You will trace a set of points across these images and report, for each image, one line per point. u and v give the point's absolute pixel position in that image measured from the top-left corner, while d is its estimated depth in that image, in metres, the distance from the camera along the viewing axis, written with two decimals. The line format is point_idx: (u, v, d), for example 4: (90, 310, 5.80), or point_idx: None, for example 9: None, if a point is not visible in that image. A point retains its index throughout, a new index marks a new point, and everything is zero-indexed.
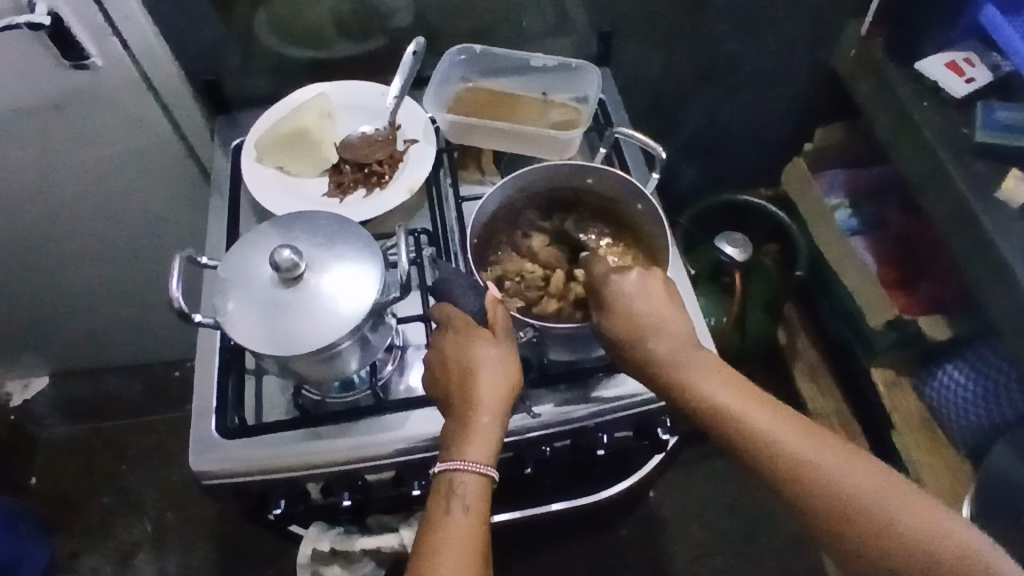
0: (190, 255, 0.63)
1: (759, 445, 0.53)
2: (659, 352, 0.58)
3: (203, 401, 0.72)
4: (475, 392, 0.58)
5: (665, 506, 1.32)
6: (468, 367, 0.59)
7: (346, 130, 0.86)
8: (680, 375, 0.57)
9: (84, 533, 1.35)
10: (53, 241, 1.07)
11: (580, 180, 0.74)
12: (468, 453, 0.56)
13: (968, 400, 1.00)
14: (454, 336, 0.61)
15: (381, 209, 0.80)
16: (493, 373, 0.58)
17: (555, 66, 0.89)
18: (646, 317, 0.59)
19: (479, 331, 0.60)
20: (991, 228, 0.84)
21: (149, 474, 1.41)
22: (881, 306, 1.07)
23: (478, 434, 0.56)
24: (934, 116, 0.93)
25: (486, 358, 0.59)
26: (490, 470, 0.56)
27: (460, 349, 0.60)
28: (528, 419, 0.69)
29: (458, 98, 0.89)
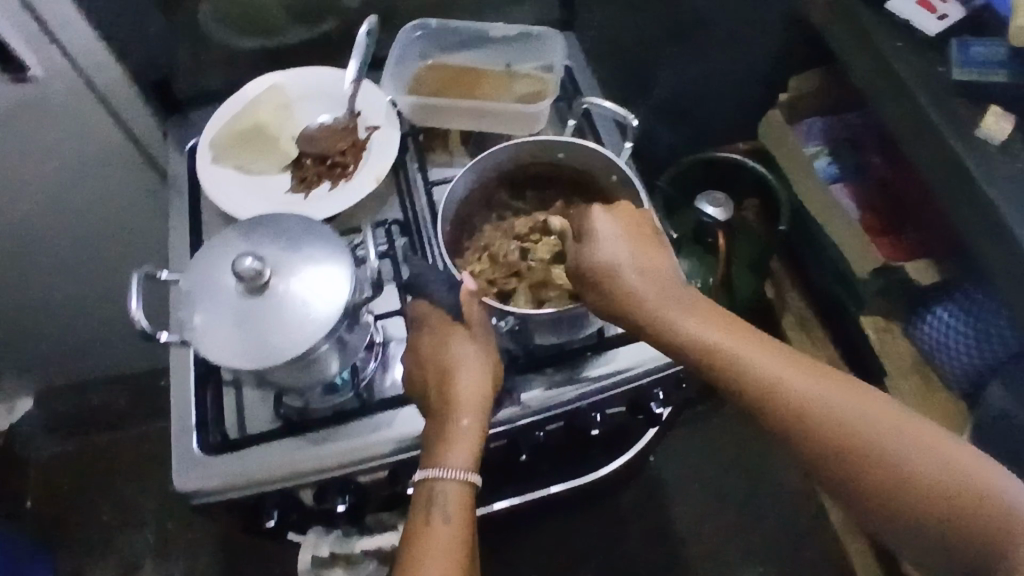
0: (148, 271, 0.61)
1: (743, 373, 0.51)
2: (638, 292, 0.56)
3: (183, 418, 0.69)
4: (453, 393, 0.56)
5: (666, 470, 1.32)
6: (445, 367, 0.57)
7: (305, 121, 0.82)
8: (657, 314, 0.55)
9: (86, 551, 1.34)
10: (16, 263, 1.03)
11: (551, 155, 0.71)
12: (448, 459, 0.55)
13: (960, 342, 0.98)
14: (429, 335, 0.59)
15: (348, 201, 0.76)
16: (469, 370, 0.57)
17: (516, 35, 0.85)
18: (621, 258, 0.57)
19: (455, 328, 0.59)
20: (973, 168, 0.82)
21: (145, 485, 1.39)
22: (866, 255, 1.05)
23: (459, 438, 0.55)
24: (908, 56, 0.90)
25: (463, 356, 0.57)
26: (470, 475, 0.55)
27: (437, 350, 0.58)
28: (517, 408, 0.68)
29: (418, 77, 0.85)
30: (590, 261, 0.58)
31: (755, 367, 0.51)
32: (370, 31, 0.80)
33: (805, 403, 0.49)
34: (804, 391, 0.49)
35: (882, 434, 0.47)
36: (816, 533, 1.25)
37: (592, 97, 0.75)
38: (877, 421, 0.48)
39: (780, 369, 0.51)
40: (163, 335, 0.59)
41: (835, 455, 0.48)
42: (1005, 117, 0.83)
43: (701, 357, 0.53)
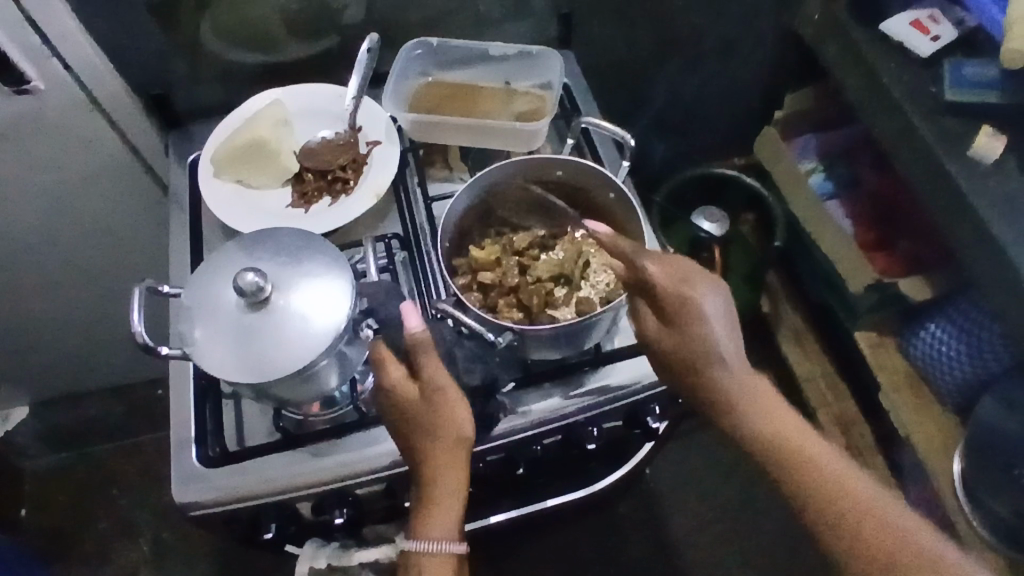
0: (151, 285, 0.62)
1: (804, 465, 0.56)
2: (719, 376, 0.58)
3: (182, 431, 0.70)
4: (434, 473, 0.60)
5: (662, 482, 1.33)
6: (417, 434, 0.60)
7: (305, 137, 0.84)
8: (723, 399, 0.58)
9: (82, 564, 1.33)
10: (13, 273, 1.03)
11: (550, 172, 0.71)
12: (427, 534, 0.59)
13: (954, 357, 0.99)
14: (387, 400, 0.61)
15: (347, 216, 0.78)
16: (448, 443, 0.60)
17: (516, 54, 0.87)
18: (712, 342, 0.58)
19: (411, 394, 0.60)
20: (966, 186, 0.83)
21: (141, 496, 1.39)
22: (861, 269, 1.06)
23: (441, 505, 0.60)
24: (902, 76, 0.92)
25: (438, 435, 0.60)
26: (455, 545, 0.60)
27: (399, 413, 0.60)
28: (515, 421, 0.69)
29: (418, 94, 0.86)
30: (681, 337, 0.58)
31: (811, 458, 0.56)
32: (372, 49, 0.81)
33: (835, 507, 0.54)
34: (848, 496, 0.54)
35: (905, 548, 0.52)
36: (811, 546, 1.25)
37: (589, 118, 0.76)
38: (902, 548, 0.52)
39: (834, 464, 0.56)
40: (164, 347, 0.59)
41: (861, 554, 0.52)
42: (997, 137, 0.85)
43: (764, 439, 0.57)
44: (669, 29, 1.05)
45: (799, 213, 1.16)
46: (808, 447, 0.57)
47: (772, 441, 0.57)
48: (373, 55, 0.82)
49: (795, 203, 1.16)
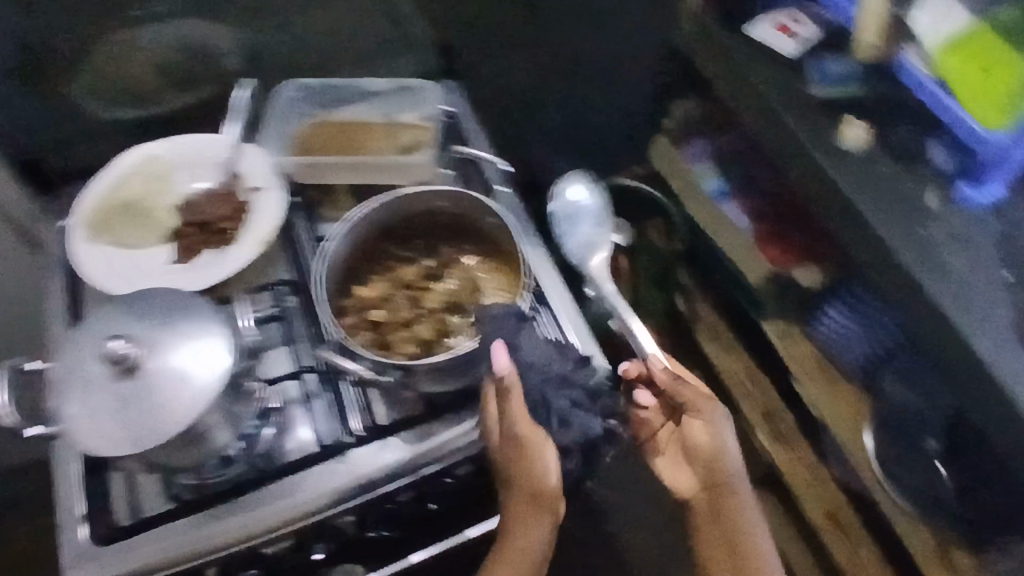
0: (18, 365, 0.59)
1: (745, 539, 0.72)
2: (726, 479, 0.75)
3: (70, 510, 0.66)
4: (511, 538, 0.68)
5: (602, 493, 1.33)
6: (528, 515, 0.68)
7: (182, 190, 0.81)
8: (722, 499, 0.74)
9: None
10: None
11: (428, 204, 0.72)
12: None
13: (851, 336, 1.04)
14: (522, 490, 0.68)
15: (231, 268, 0.74)
16: (529, 506, 0.68)
17: (395, 89, 0.89)
18: (722, 454, 0.75)
19: (543, 488, 0.68)
20: (836, 174, 0.87)
21: None
22: (754, 262, 1.13)
23: (512, 566, 0.67)
24: (770, 76, 0.96)
25: (528, 495, 0.67)
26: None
27: (527, 499, 0.68)
28: (422, 455, 0.68)
29: (299, 135, 0.85)
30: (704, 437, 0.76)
31: (759, 548, 0.72)
32: (250, 94, 0.86)
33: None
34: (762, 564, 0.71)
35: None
36: None
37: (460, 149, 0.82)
38: None
39: (759, 543, 0.73)
40: (30, 431, 0.59)
41: None
42: (862, 126, 0.89)
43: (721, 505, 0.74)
44: (548, 48, 1.07)
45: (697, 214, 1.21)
46: (752, 550, 0.72)
47: (728, 516, 0.73)
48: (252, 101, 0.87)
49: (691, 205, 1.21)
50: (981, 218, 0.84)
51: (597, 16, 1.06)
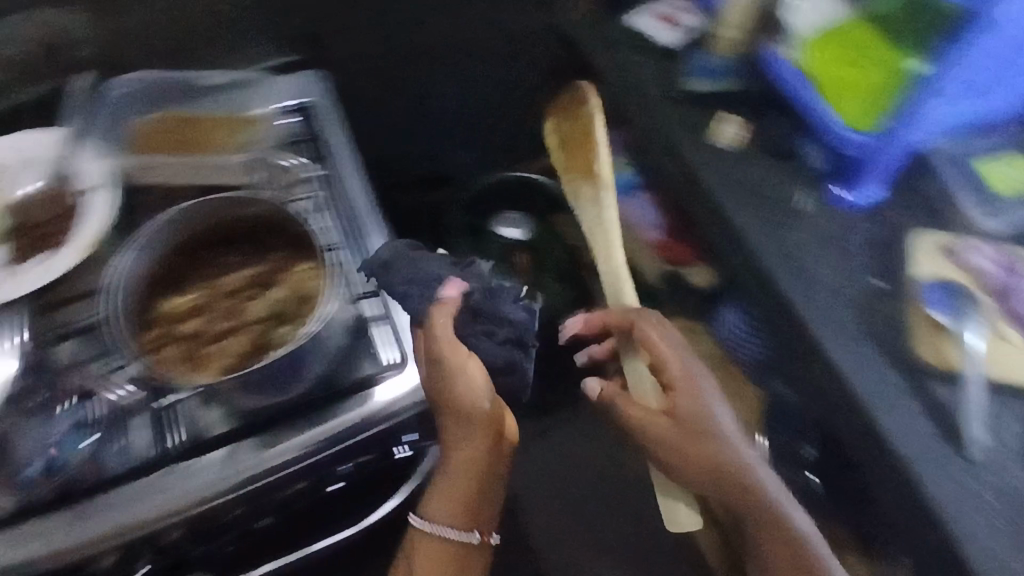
0: None
1: (767, 523, 0.72)
2: (725, 445, 0.73)
3: None
4: (499, 412, 0.68)
5: None
6: (501, 431, 0.68)
7: (4, 194, 0.74)
8: (732, 477, 0.72)
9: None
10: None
11: (242, 211, 0.68)
12: (435, 517, 0.69)
13: (742, 339, 1.01)
14: (459, 429, 0.66)
15: (48, 277, 0.69)
16: (486, 422, 0.66)
17: (230, 85, 0.84)
18: (712, 416, 0.74)
19: (489, 432, 0.67)
20: (710, 173, 0.82)
21: None
22: (650, 260, 1.11)
23: (455, 493, 0.68)
24: (652, 67, 0.91)
25: (458, 420, 0.65)
26: (467, 534, 0.70)
27: (465, 428, 0.66)
28: (222, 474, 0.64)
29: (135, 134, 0.79)
30: (704, 411, 0.74)
31: (776, 509, 0.72)
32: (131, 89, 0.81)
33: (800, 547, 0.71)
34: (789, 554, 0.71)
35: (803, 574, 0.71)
36: None
37: (291, 155, 0.79)
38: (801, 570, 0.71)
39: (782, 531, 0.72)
40: None
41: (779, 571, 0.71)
42: (738, 125, 0.86)
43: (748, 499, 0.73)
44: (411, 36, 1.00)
45: None
46: (775, 511, 0.72)
47: (772, 526, 0.72)
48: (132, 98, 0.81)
49: None
50: (853, 219, 0.80)
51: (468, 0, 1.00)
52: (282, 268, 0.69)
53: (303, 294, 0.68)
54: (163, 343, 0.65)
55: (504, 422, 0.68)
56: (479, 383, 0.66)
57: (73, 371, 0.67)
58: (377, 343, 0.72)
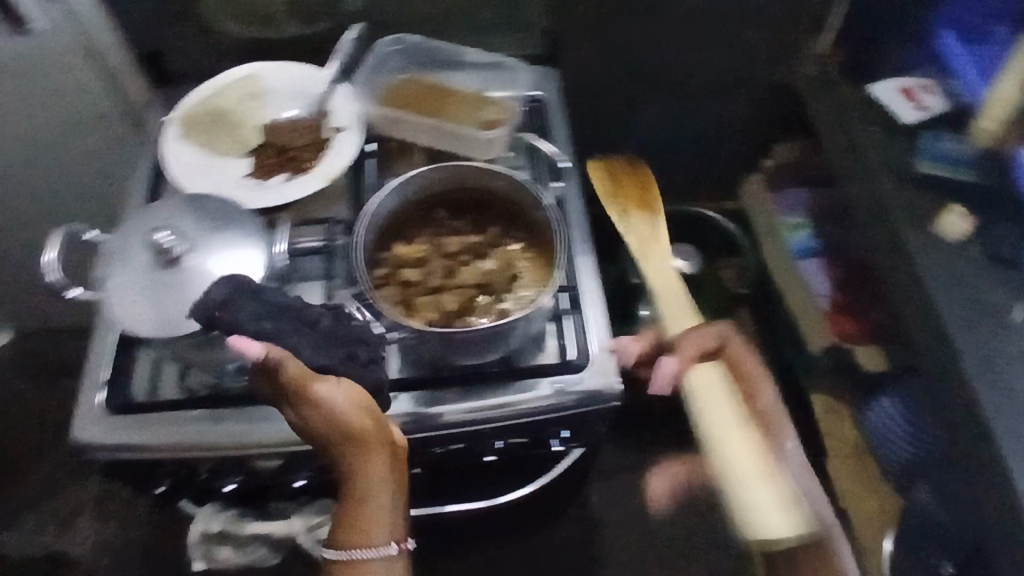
0: (73, 229, 0.64)
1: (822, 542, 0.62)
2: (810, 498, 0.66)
3: (95, 374, 0.72)
4: (349, 415, 0.55)
5: (605, 512, 1.25)
6: (371, 426, 0.56)
7: (272, 113, 0.83)
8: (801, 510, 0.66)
9: (3, 515, 1.30)
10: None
11: (488, 182, 0.74)
12: (364, 540, 0.55)
13: (897, 435, 0.99)
14: (342, 436, 0.55)
15: (293, 195, 0.76)
16: (349, 439, 0.55)
17: (488, 64, 0.87)
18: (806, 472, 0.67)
19: (359, 434, 0.55)
20: (922, 260, 0.83)
21: (61, 443, 1.36)
22: (819, 329, 1.10)
23: (364, 515, 0.55)
24: (884, 142, 0.92)
25: (336, 431, 0.54)
26: (389, 547, 0.56)
27: (336, 431, 0.55)
28: (403, 416, 0.69)
29: (392, 88, 0.85)
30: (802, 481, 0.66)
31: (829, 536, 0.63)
32: (400, 48, 0.87)
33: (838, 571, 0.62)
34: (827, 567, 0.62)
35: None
36: None
37: (531, 136, 0.83)
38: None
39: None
40: (71, 290, 0.61)
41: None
42: (965, 218, 0.84)
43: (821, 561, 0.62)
44: (648, 56, 1.05)
45: (771, 261, 1.20)
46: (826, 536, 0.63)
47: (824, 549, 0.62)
48: (401, 57, 0.88)
49: (768, 251, 1.20)
50: None
51: (710, 37, 1.04)
52: (502, 244, 0.74)
53: (515, 273, 0.72)
54: (386, 279, 0.70)
55: (365, 419, 0.56)
56: (348, 407, 0.55)
57: (303, 279, 0.75)
58: (551, 342, 0.74)
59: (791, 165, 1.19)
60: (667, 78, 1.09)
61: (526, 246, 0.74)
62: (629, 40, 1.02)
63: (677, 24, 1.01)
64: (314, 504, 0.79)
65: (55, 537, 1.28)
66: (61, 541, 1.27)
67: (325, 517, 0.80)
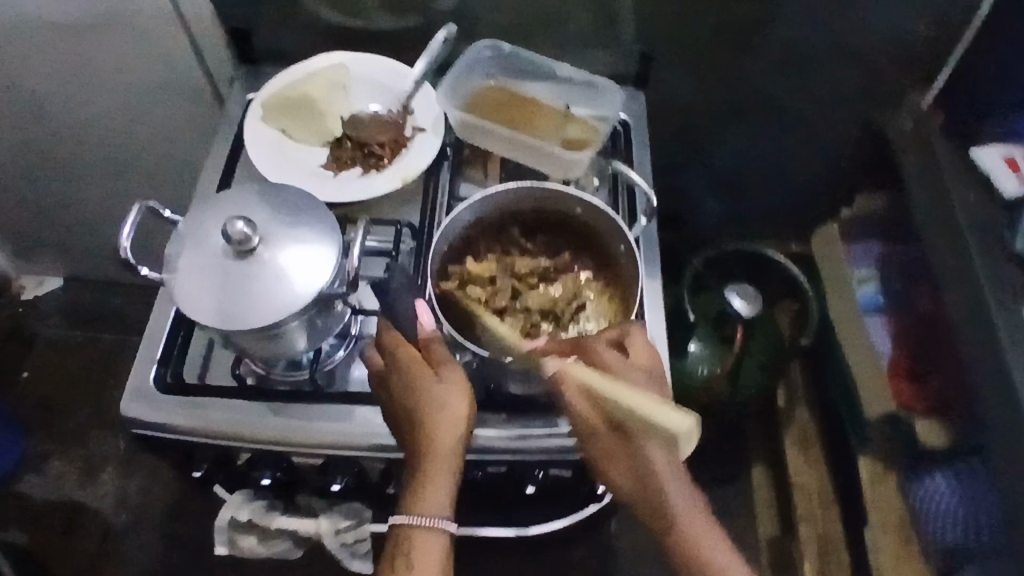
0: (151, 206, 0.62)
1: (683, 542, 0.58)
2: (668, 493, 0.57)
3: (149, 348, 0.71)
4: (441, 376, 0.61)
5: None
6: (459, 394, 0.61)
7: (356, 106, 0.83)
8: (658, 505, 0.58)
9: (36, 457, 1.32)
10: (29, 117, 1.03)
11: (569, 208, 0.71)
12: (426, 509, 0.59)
13: (949, 514, 0.97)
14: (423, 389, 0.60)
15: (367, 193, 0.77)
16: (426, 401, 0.60)
17: (580, 81, 0.83)
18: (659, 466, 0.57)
19: (429, 382, 0.60)
20: (1006, 341, 0.79)
21: (100, 393, 1.38)
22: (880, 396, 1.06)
23: (434, 492, 0.59)
24: (977, 209, 0.88)
25: (421, 393, 0.60)
26: (446, 522, 0.59)
27: (419, 393, 0.60)
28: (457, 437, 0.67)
29: (477, 93, 0.82)
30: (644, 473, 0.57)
31: (692, 531, 0.57)
32: (492, 55, 0.84)
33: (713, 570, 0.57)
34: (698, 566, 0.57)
35: None
36: None
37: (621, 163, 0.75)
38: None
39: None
40: (144, 268, 0.60)
41: None
42: None
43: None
44: (736, 88, 1.02)
45: (836, 316, 1.15)
46: (691, 532, 0.58)
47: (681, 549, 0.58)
48: (492, 62, 0.84)
49: (835, 304, 1.16)
50: None
51: (803, 76, 1.00)
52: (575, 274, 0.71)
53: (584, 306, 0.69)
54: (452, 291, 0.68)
55: (451, 388, 0.61)
56: (458, 405, 0.60)
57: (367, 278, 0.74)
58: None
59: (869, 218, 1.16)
60: (751, 113, 1.06)
61: (598, 279, 0.71)
62: (720, 71, 0.99)
63: (772, 60, 0.98)
64: (344, 508, 0.78)
65: (81, 486, 1.30)
66: (87, 490, 1.29)
67: (353, 522, 0.78)
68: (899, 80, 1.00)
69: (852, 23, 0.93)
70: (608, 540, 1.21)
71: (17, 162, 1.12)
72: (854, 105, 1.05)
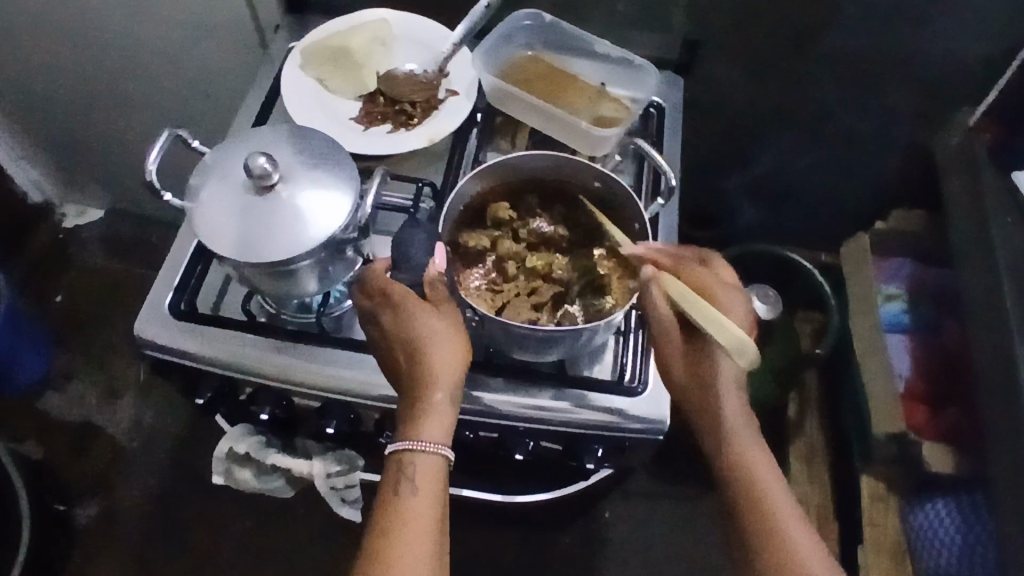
0: (181, 135, 0.64)
1: (741, 460, 0.61)
2: (728, 407, 0.62)
3: (167, 274, 0.74)
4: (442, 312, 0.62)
5: (617, 530, 1.22)
6: (455, 331, 0.61)
7: (393, 63, 0.83)
8: (721, 420, 0.62)
9: (60, 376, 1.38)
10: (84, 44, 1.07)
11: (588, 180, 0.70)
12: (425, 434, 0.59)
13: (947, 541, 0.97)
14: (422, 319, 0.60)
15: (395, 149, 0.77)
16: (427, 330, 0.60)
17: (618, 59, 0.82)
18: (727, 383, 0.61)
19: (426, 309, 0.61)
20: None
21: (126, 322, 1.43)
22: (891, 415, 1.02)
23: (433, 415, 0.59)
24: (1015, 236, 0.85)
25: (423, 322, 0.60)
26: (446, 449, 0.59)
27: (413, 326, 0.60)
28: None
29: (514, 63, 0.82)
30: (711, 381, 0.62)
31: (749, 453, 0.61)
32: (532, 24, 0.84)
33: (764, 491, 0.60)
34: (755, 488, 0.60)
35: (782, 545, 0.58)
36: None
37: (643, 142, 0.73)
38: (759, 504, 0.59)
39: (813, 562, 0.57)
40: (167, 195, 0.62)
41: (744, 508, 0.60)
42: None
43: (757, 506, 0.59)
44: (780, 86, 1.00)
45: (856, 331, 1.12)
46: (748, 453, 0.61)
47: (734, 468, 0.61)
48: (531, 32, 0.84)
49: (856, 318, 1.12)
50: None
51: (851, 81, 0.98)
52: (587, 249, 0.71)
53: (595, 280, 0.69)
54: (464, 244, 0.69)
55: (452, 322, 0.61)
56: (450, 336, 0.61)
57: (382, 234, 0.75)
58: (609, 355, 0.72)
59: (904, 235, 1.12)
60: (794, 114, 1.04)
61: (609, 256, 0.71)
62: (765, 66, 0.97)
63: (820, 61, 0.95)
64: (338, 452, 0.80)
65: (99, 408, 1.35)
66: (104, 413, 1.34)
67: (345, 468, 0.81)
68: (952, 94, 0.97)
69: (910, 30, 0.90)
70: (599, 525, 1.22)
71: (70, 87, 1.16)
72: (900, 117, 1.02)
